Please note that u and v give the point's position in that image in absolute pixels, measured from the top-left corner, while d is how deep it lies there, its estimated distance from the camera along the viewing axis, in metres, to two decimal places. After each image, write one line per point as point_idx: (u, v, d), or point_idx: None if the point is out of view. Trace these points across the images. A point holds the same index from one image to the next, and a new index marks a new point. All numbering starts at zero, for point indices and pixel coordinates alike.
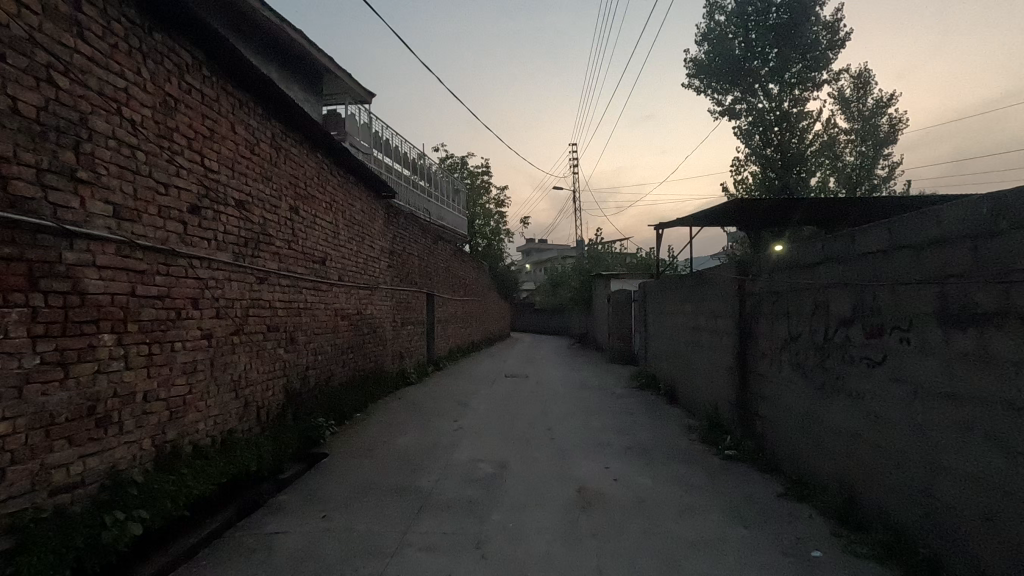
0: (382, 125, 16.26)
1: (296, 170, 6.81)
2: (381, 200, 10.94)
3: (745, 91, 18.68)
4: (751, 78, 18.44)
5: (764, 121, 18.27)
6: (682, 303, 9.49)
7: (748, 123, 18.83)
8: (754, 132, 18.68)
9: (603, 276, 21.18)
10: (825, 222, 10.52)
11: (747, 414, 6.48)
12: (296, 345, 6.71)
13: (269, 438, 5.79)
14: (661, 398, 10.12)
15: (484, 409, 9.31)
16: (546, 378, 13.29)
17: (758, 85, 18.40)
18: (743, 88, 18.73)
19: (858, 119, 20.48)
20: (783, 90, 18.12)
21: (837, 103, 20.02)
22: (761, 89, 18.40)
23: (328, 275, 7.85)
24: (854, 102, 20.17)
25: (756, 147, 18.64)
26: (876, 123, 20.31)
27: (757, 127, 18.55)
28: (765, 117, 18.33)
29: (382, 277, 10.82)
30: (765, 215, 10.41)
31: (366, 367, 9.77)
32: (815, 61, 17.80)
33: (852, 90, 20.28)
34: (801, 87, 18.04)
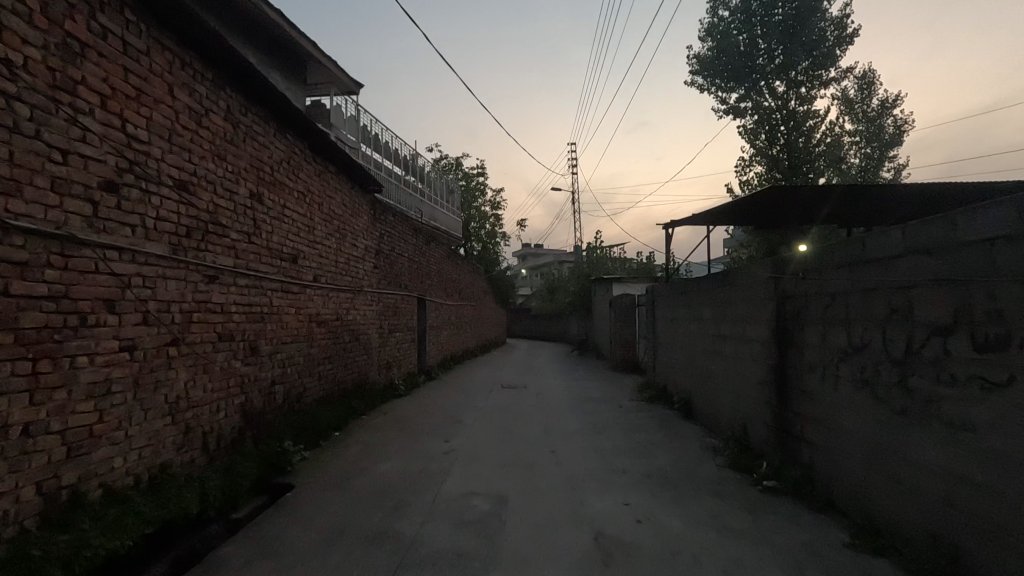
0: (371, 119, 15.30)
1: (261, 151, 5.84)
2: (367, 194, 9.96)
3: (751, 89, 17.86)
4: (757, 76, 17.63)
5: (770, 120, 17.48)
6: (699, 308, 8.56)
7: (753, 123, 18.03)
8: (759, 131, 17.83)
9: (604, 281, 20.24)
10: (849, 222, 9.64)
11: (788, 438, 5.54)
12: (258, 356, 5.71)
13: (222, 470, 4.80)
14: (675, 413, 9.17)
15: (480, 427, 8.34)
16: (546, 389, 12.31)
17: (764, 83, 17.58)
18: (748, 86, 17.90)
19: (863, 121, 19.74)
20: (790, 88, 17.30)
21: (842, 103, 19.27)
22: (767, 88, 17.61)
23: (301, 274, 6.86)
24: (858, 103, 19.43)
25: (762, 147, 17.81)
26: (880, 125, 19.59)
27: (762, 126, 17.74)
28: (771, 116, 17.55)
29: (367, 279, 9.83)
30: (784, 213, 9.50)
31: (347, 379, 8.77)
32: (822, 58, 16.99)
33: (857, 90, 19.55)
34: (809, 86, 17.24)
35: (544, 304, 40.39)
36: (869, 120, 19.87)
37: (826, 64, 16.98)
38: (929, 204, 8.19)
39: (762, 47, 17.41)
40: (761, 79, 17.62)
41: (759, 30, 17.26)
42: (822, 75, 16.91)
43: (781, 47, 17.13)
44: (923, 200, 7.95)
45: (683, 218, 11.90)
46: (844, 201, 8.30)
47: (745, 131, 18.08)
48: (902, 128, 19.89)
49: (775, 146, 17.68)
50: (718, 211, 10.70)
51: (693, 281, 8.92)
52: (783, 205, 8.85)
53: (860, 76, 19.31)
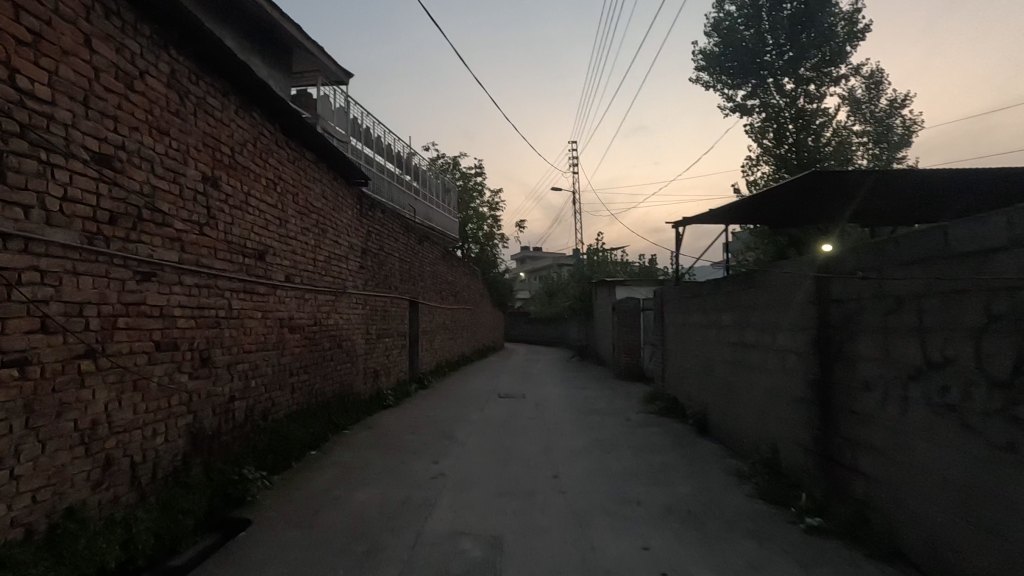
0: (362, 111, 14.50)
1: (218, 127, 5.00)
2: (351, 186, 9.10)
3: (758, 86, 17.05)
4: (765, 72, 16.80)
5: (779, 118, 16.64)
6: (717, 312, 7.73)
7: (761, 121, 17.26)
8: (767, 130, 17.02)
9: (606, 284, 19.43)
10: (875, 220, 8.83)
11: (833, 466, 4.70)
12: (211, 368, 4.86)
13: (160, 507, 3.98)
14: (689, 428, 8.36)
15: (473, 444, 7.51)
16: (546, 399, 11.50)
17: (771, 79, 16.73)
18: (756, 82, 17.08)
19: (870, 121, 19.05)
20: (799, 85, 16.50)
21: (848, 103, 18.52)
22: (775, 84, 16.76)
23: (269, 273, 6.01)
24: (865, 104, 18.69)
25: (769, 147, 17.01)
26: (888, 125, 18.92)
27: (770, 124, 16.92)
28: (780, 115, 16.69)
29: (351, 280, 8.98)
30: (808, 210, 8.69)
31: (326, 391, 7.91)
32: (833, 55, 16.24)
33: (865, 90, 18.80)
34: (819, 83, 16.44)
35: (543, 308, 39.58)
36: (877, 121, 19.15)
37: (838, 61, 16.18)
38: (969, 198, 7.38)
39: (770, 42, 16.60)
40: (769, 76, 16.77)
41: (767, 25, 16.52)
42: (833, 72, 16.13)
43: (790, 43, 16.35)
44: (964, 193, 7.14)
45: (693, 217, 11.07)
46: (875, 196, 7.49)
47: (752, 129, 17.26)
48: (912, 129, 19.20)
49: (783, 146, 16.78)
50: (731, 208, 9.91)
51: (709, 283, 8.10)
52: (807, 200, 8.05)
53: (869, 75, 18.58)
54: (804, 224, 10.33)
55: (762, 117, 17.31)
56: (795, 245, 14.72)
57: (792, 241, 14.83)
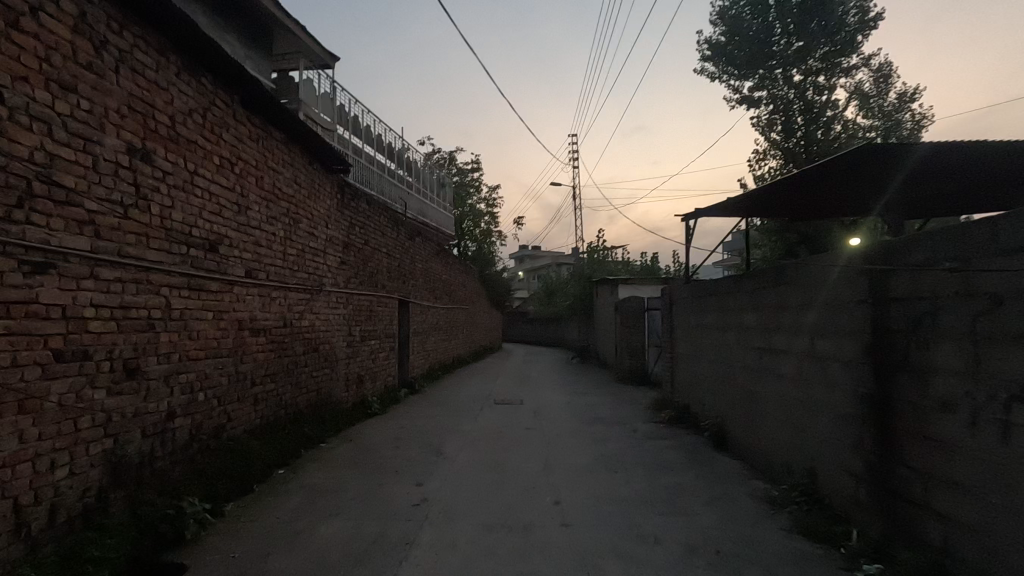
0: (350, 98, 13.63)
1: (152, 90, 4.15)
2: (330, 173, 8.24)
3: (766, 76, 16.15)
4: (774, 62, 15.91)
5: (788, 111, 15.78)
6: (737, 313, 6.91)
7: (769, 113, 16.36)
8: (775, 122, 16.15)
9: (608, 282, 18.62)
10: (907, 211, 8.02)
11: (895, 501, 3.87)
12: (141, 380, 4.02)
13: (58, 558, 3.14)
14: (703, 441, 7.56)
15: (464, 461, 6.68)
16: (545, 406, 10.71)
17: (780, 70, 15.87)
18: (763, 73, 16.17)
19: (878, 115, 18.21)
20: (809, 76, 15.61)
21: (856, 97, 17.67)
22: (783, 75, 15.89)
23: (223, 267, 5.15)
24: (873, 98, 17.86)
25: (776, 140, 16.25)
26: (897, 120, 18.15)
27: (779, 117, 16.07)
28: (790, 107, 15.82)
29: (330, 277, 8.12)
30: (835, 199, 7.85)
31: (299, 401, 7.05)
32: (844, 45, 15.25)
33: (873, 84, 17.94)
34: (830, 73, 15.56)
35: (542, 307, 38.67)
36: (887, 115, 18.28)
37: (850, 50, 15.26)
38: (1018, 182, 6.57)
39: (778, 32, 15.75)
40: (778, 66, 15.88)
41: (774, 15, 15.65)
42: (845, 62, 15.24)
43: (799, 33, 15.44)
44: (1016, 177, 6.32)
45: (704, 209, 10.24)
46: (913, 181, 6.65)
47: (759, 122, 16.36)
48: (922, 125, 18.44)
49: (792, 140, 16.02)
50: (746, 200, 9.07)
51: (727, 280, 7.29)
52: (836, 188, 7.20)
53: (878, 67, 17.71)
54: (825, 215, 9.48)
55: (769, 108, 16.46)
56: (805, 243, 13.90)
57: (803, 237, 14.01)
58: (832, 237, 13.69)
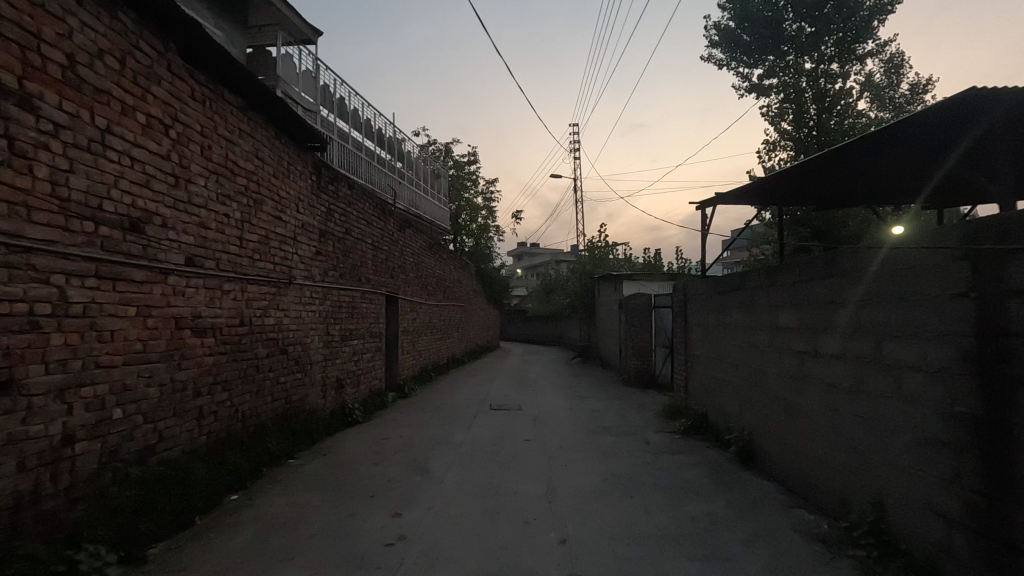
0: (336, 79, 12.62)
1: (37, 16, 3.17)
2: (303, 151, 7.26)
3: (777, 64, 15.17)
4: (786, 47, 14.92)
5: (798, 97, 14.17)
6: (771, 310, 5.94)
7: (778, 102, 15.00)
8: (784, 112, 14.76)
9: (611, 279, 17.67)
10: (957, 189, 7.07)
11: (1014, 558, 2.93)
12: (17, 398, 3.06)
13: None
14: (727, 456, 6.62)
15: (452, 484, 5.71)
16: (546, 413, 9.76)
17: (791, 57, 14.83)
18: (774, 60, 15.20)
19: (890, 107, 17.15)
20: (821, 63, 14.49)
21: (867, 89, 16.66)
22: (794, 63, 14.80)
23: (153, 252, 4.18)
24: (885, 89, 16.87)
25: (785, 131, 14.98)
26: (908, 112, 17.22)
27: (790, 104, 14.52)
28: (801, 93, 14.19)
29: (302, 269, 7.14)
30: (877, 174, 6.88)
31: (262, 412, 6.08)
32: (860, 30, 14.05)
33: (884, 75, 16.98)
34: (843, 60, 14.37)
35: (541, 305, 37.67)
36: (898, 107, 17.33)
37: (867, 33, 14.00)
38: None
39: (790, 16, 14.66)
40: (790, 52, 14.87)
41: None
42: (861, 47, 14.05)
43: (812, 17, 14.36)
44: None
45: (721, 197, 9.29)
46: (981, 149, 5.63)
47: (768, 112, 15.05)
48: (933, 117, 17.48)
49: (803, 129, 14.54)
50: (771, 182, 8.10)
51: (755, 273, 6.35)
52: (887, 158, 6.17)
53: (888, 57, 16.77)
54: (857, 202, 8.49)
55: (778, 96, 15.10)
56: (816, 238, 12.86)
57: (815, 232, 13.01)
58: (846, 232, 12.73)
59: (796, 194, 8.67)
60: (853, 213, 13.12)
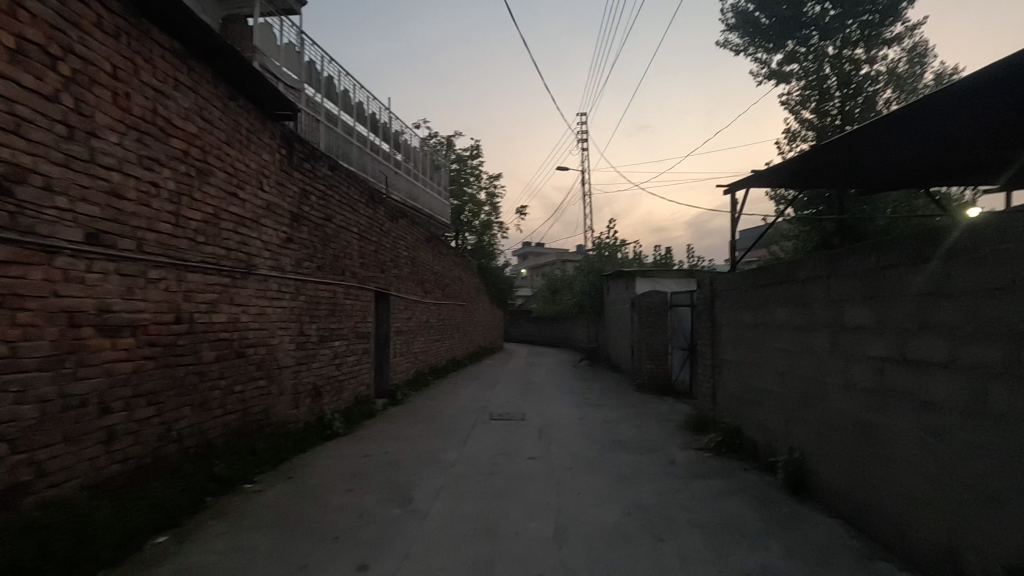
0: (322, 55, 11.51)
1: None
2: (269, 120, 6.17)
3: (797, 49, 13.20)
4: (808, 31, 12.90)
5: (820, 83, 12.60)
6: (831, 306, 4.83)
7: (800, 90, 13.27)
8: (805, 100, 13.05)
9: (622, 277, 16.50)
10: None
11: None
12: None
13: None
14: (774, 482, 5.50)
15: (439, 519, 4.62)
16: (552, 424, 8.65)
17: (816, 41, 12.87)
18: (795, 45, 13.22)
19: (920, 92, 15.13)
20: (843, 49, 12.56)
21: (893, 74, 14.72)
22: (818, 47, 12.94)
23: (25, 221, 3.11)
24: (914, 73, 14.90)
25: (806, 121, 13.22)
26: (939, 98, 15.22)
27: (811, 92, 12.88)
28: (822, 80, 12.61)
29: (266, 257, 6.05)
30: (936, 138, 5.80)
31: (211, 428, 5.01)
32: (891, 8, 12.16)
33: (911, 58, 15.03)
34: (869, 45, 12.47)
35: (546, 305, 36.49)
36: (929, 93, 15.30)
37: (896, 14, 12.17)
38: None
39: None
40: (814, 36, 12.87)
41: None
42: (891, 29, 12.16)
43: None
44: None
45: (752, 180, 8.16)
46: None
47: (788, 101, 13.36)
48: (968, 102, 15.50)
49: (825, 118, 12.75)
50: (814, 158, 6.96)
51: (810, 263, 5.20)
52: (976, 107, 4.98)
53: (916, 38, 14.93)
54: (928, 168, 7.29)
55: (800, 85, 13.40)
56: (841, 232, 11.66)
57: (840, 228, 11.84)
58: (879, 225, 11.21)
59: (836, 171, 7.54)
60: (886, 201, 11.58)
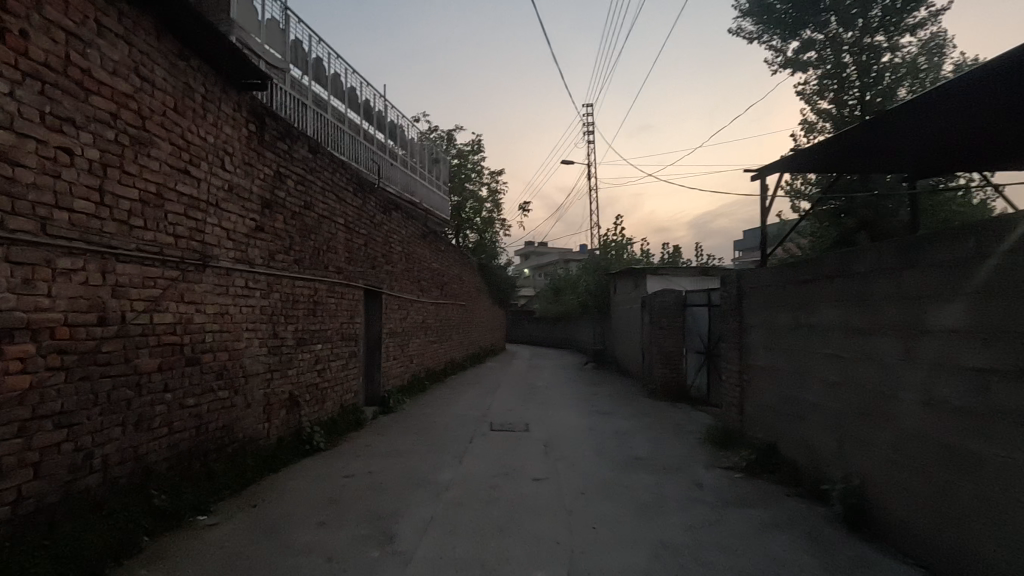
0: (309, 35, 10.63)
1: None
2: (234, 89, 5.32)
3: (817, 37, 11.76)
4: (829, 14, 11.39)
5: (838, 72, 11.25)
6: (906, 305, 3.94)
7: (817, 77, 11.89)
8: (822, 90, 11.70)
9: (630, 275, 15.61)
10: None
11: None
12: None
13: None
14: (827, 513, 4.63)
15: (426, 565, 3.77)
16: (559, 436, 7.78)
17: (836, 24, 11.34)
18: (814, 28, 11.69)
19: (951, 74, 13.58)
20: (864, 35, 11.11)
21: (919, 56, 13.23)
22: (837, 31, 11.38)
23: None
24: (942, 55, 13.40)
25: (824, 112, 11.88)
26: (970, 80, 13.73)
27: (828, 81, 11.52)
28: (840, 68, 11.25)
29: (229, 247, 5.20)
30: (1009, 98, 4.74)
31: (156, 450, 4.18)
32: None
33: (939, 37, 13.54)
34: (891, 32, 11.06)
35: (548, 305, 35.63)
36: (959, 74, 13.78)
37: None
38: None
39: None
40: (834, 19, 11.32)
41: None
42: (916, 14, 10.74)
43: None
44: None
45: (782, 163, 7.28)
46: None
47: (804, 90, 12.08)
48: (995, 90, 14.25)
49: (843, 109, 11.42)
50: (859, 138, 6.04)
51: (874, 255, 4.32)
52: None
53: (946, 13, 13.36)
54: (974, 145, 6.34)
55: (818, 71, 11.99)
56: (864, 228, 10.28)
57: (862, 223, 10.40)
58: (901, 220, 10.13)
59: (876, 151, 6.55)
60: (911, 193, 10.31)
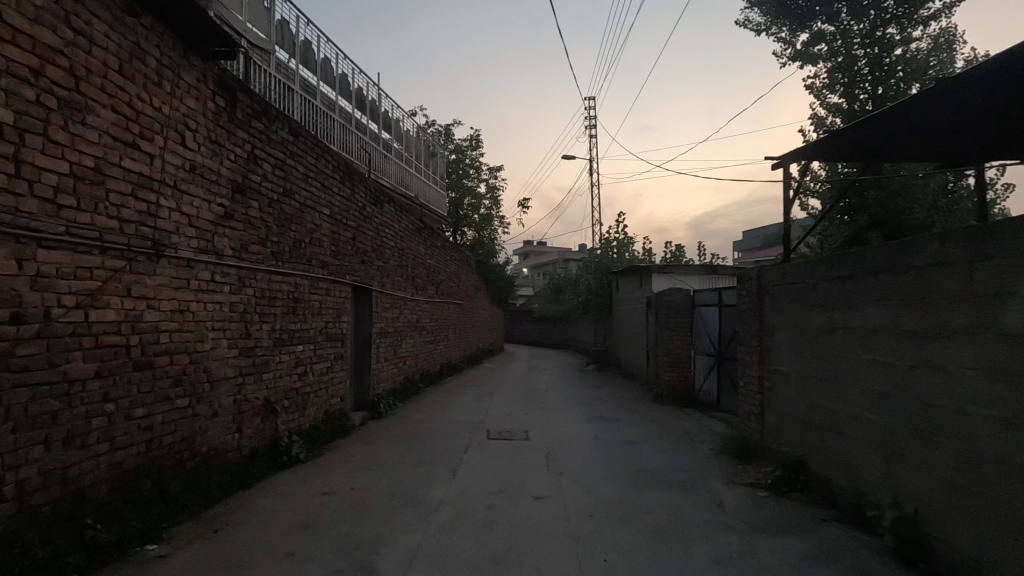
0: (296, 15, 9.99)
1: None
2: (199, 56, 4.69)
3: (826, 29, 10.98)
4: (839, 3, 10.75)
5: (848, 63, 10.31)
6: (981, 304, 3.32)
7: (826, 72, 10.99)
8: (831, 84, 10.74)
9: (635, 273, 14.98)
10: None
11: None
12: None
13: None
14: (873, 544, 4.01)
15: None
16: (561, 446, 7.16)
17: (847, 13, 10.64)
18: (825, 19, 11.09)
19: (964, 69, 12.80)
20: (876, 27, 10.27)
21: None
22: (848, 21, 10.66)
23: None
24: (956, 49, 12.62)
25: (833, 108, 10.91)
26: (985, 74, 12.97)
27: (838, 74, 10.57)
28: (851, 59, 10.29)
29: (191, 234, 4.58)
30: None
31: (94, 470, 3.58)
32: None
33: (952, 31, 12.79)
34: (903, 24, 10.27)
35: (547, 305, 34.99)
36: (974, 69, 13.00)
37: None
38: None
39: None
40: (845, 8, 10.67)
41: None
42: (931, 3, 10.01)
43: None
44: None
45: (805, 151, 6.62)
46: None
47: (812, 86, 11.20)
48: None
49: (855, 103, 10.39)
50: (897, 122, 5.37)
51: (936, 246, 3.70)
52: None
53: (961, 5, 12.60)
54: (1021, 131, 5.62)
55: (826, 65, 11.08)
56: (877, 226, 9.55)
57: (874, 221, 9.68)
58: (918, 217, 9.41)
59: (911, 138, 5.84)
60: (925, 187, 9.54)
